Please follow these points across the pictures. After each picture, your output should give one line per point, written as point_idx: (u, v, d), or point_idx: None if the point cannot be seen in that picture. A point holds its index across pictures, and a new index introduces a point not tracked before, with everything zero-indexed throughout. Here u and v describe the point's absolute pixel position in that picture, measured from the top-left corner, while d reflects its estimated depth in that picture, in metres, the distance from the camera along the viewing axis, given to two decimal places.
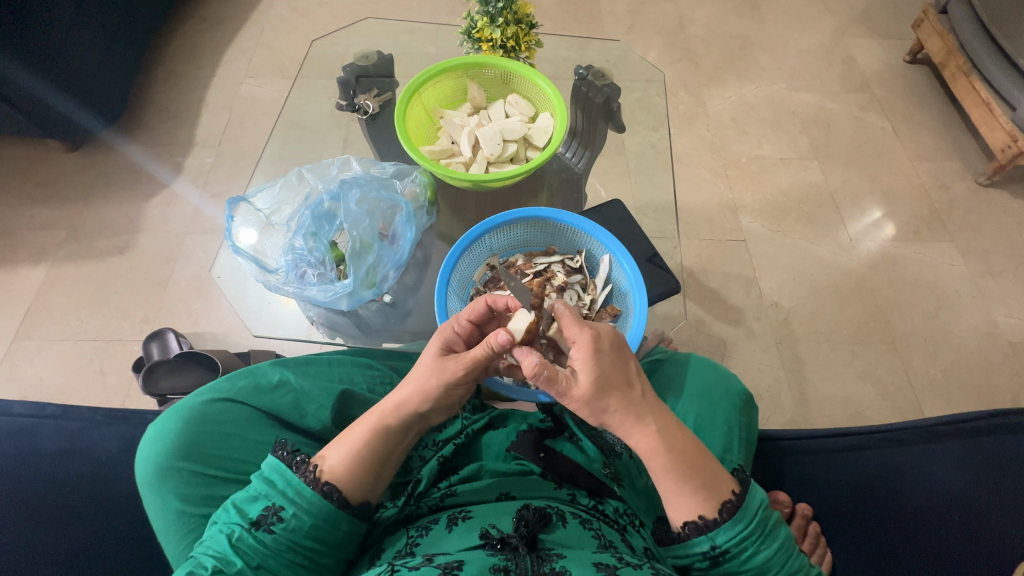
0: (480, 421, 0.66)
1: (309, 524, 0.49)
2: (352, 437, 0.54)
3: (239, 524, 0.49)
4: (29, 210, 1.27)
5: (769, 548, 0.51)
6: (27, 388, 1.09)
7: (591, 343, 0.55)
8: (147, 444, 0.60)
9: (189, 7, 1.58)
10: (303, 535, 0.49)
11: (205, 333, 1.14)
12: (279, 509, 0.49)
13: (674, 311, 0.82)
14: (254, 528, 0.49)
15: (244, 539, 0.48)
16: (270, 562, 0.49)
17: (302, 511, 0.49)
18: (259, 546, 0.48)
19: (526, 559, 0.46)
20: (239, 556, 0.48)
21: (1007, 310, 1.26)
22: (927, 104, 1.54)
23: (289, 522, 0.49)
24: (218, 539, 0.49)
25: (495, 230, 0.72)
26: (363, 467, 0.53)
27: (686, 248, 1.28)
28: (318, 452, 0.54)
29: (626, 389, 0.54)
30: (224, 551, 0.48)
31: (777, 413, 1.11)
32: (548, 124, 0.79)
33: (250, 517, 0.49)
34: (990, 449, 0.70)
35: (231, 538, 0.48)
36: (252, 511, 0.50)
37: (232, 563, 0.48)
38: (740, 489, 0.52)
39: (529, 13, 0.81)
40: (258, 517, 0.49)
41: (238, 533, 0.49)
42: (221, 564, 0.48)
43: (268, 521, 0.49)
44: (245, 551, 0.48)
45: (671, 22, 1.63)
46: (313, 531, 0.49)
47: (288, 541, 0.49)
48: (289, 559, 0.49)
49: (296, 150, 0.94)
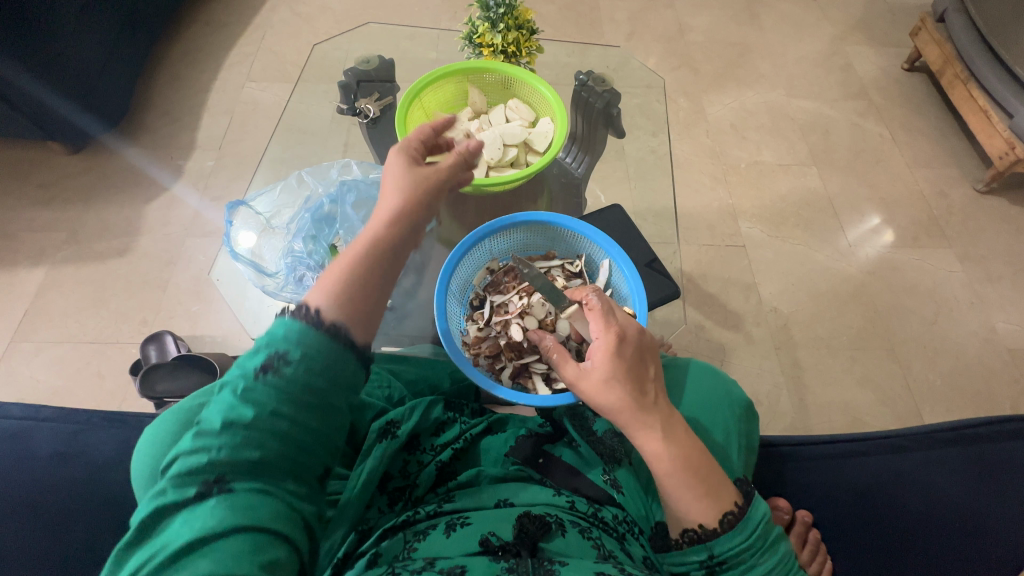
0: (479, 425, 0.66)
1: (321, 361, 0.43)
2: (335, 271, 0.50)
3: (241, 379, 0.41)
4: (30, 212, 1.27)
5: (767, 563, 0.51)
6: (23, 391, 1.08)
7: (614, 343, 0.53)
8: (138, 447, 0.57)
9: (191, 11, 1.59)
10: (318, 371, 0.42)
11: (203, 336, 1.14)
12: (285, 351, 0.42)
13: (673, 317, 0.83)
14: (259, 375, 0.41)
15: (252, 387, 0.41)
16: (285, 405, 0.40)
17: (312, 352, 0.43)
18: (271, 391, 0.41)
19: (526, 567, 0.46)
20: (247, 405, 0.40)
21: (1006, 316, 1.26)
22: (924, 111, 1.55)
23: (300, 360, 0.42)
24: (221, 399, 0.41)
25: (495, 234, 0.72)
26: (349, 294, 0.48)
27: (686, 254, 1.28)
28: (301, 303, 0.48)
29: (640, 396, 0.53)
30: (230, 406, 0.40)
31: (775, 419, 1.11)
32: (549, 129, 0.79)
33: (253, 367, 0.42)
34: (989, 456, 0.70)
35: (236, 392, 0.41)
36: (253, 361, 0.42)
37: (243, 415, 0.39)
38: (744, 501, 0.52)
39: (529, 19, 0.82)
40: (262, 364, 0.42)
41: (243, 385, 0.41)
42: (233, 415, 0.39)
43: (276, 364, 0.42)
44: (254, 398, 0.40)
45: (671, 29, 1.64)
46: (326, 371, 0.43)
47: (303, 379, 0.42)
48: (305, 403, 0.41)
49: (296, 154, 0.95)
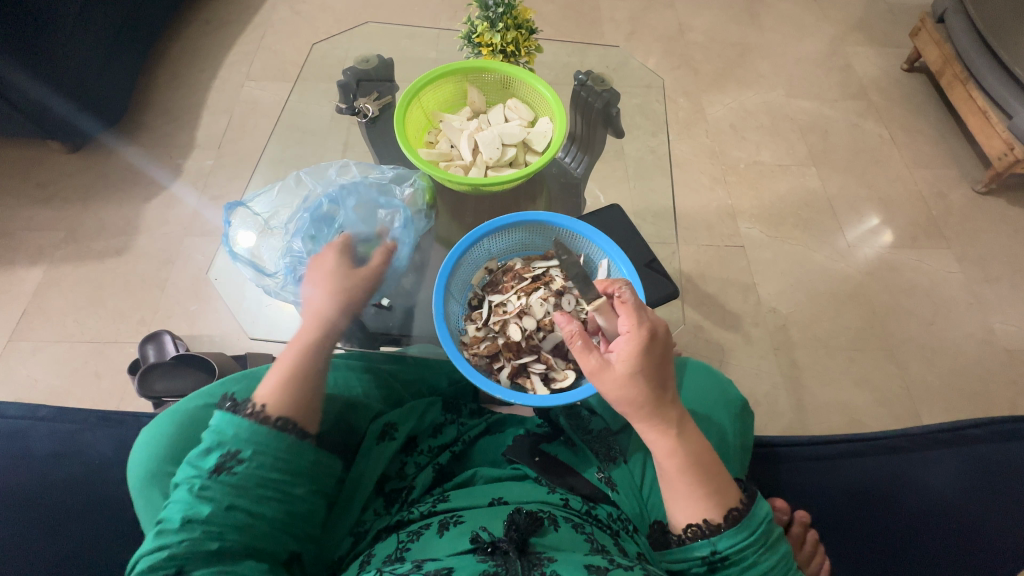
0: (475, 427, 0.68)
1: (272, 456, 0.49)
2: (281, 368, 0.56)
3: (198, 477, 0.47)
4: (28, 211, 1.27)
5: (769, 561, 0.50)
6: (21, 390, 1.08)
7: (644, 343, 0.53)
8: (138, 450, 0.59)
9: (190, 10, 1.59)
10: (270, 466, 0.49)
11: (201, 336, 1.13)
12: (236, 452, 0.48)
13: (671, 317, 0.83)
14: (214, 475, 0.47)
15: (207, 487, 0.47)
16: (240, 500, 0.47)
17: (263, 447, 0.49)
18: (225, 489, 0.47)
19: (516, 563, 0.45)
20: (205, 503, 0.46)
21: (1005, 317, 1.26)
22: (923, 112, 1.55)
23: (251, 460, 0.48)
24: (180, 496, 0.47)
25: (495, 234, 0.72)
26: (299, 388, 0.54)
27: (685, 254, 1.28)
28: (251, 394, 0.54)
29: (661, 395, 0.53)
30: (189, 504, 0.46)
31: (774, 419, 1.11)
32: (547, 129, 0.79)
33: (208, 467, 0.48)
34: (986, 456, 0.70)
35: (194, 490, 0.47)
36: (208, 461, 0.48)
37: (199, 512, 0.46)
38: (746, 500, 0.52)
39: (529, 19, 0.82)
40: (217, 464, 0.48)
41: (199, 483, 0.47)
42: (191, 513, 0.46)
43: (228, 465, 0.48)
44: (210, 496, 0.47)
45: (671, 29, 1.64)
46: (277, 464, 0.49)
47: (256, 476, 0.48)
48: (259, 496, 0.48)
49: (295, 153, 0.95)
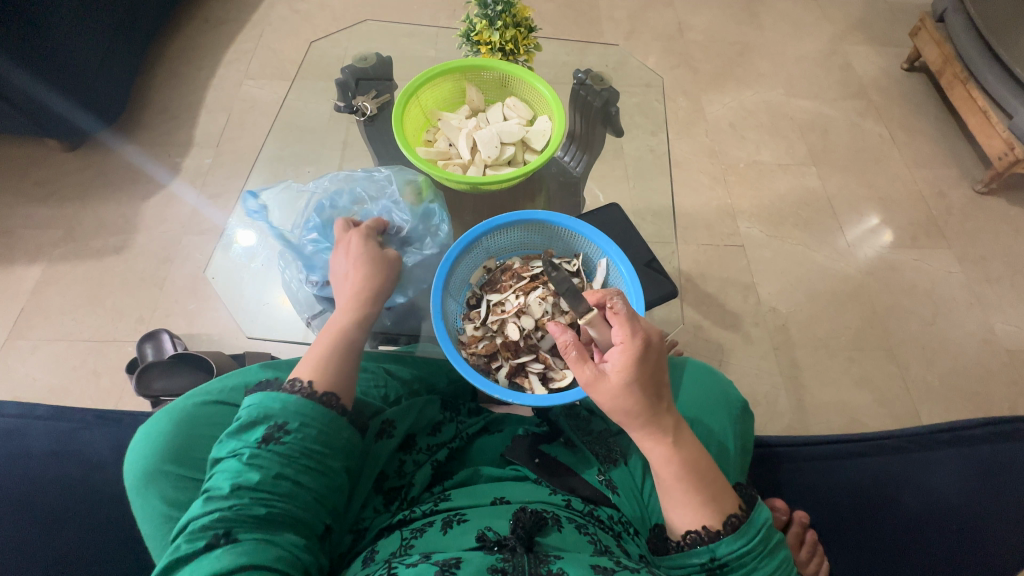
0: (474, 425, 0.68)
1: (316, 429, 0.51)
2: (316, 351, 0.58)
3: (245, 447, 0.48)
4: (27, 209, 1.27)
5: (768, 568, 0.50)
6: (19, 388, 1.08)
7: (639, 351, 0.51)
8: (134, 448, 0.59)
9: (189, 8, 1.58)
10: (313, 439, 0.50)
11: (199, 334, 1.13)
12: (284, 423, 0.50)
13: (671, 317, 0.83)
14: (263, 445, 0.49)
15: (256, 456, 0.48)
16: (287, 470, 0.48)
17: (309, 421, 0.51)
18: (274, 459, 0.48)
19: (523, 559, 0.45)
20: (254, 471, 0.47)
21: (1005, 317, 1.26)
22: (924, 111, 1.55)
23: (297, 431, 0.50)
24: (229, 464, 0.48)
25: (492, 233, 0.71)
26: (337, 366, 0.57)
27: (685, 253, 1.28)
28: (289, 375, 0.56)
29: (656, 403, 0.52)
30: (237, 472, 0.47)
31: (773, 419, 1.11)
32: (546, 128, 0.78)
33: (255, 438, 0.49)
34: (988, 458, 0.70)
35: (242, 459, 0.48)
36: (252, 434, 0.49)
37: (249, 478, 0.47)
38: (746, 507, 0.52)
39: (527, 17, 0.82)
40: (264, 435, 0.49)
41: (248, 453, 0.48)
42: (241, 479, 0.47)
43: (276, 436, 0.49)
44: (260, 465, 0.48)
45: (670, 28, 1.63)
46: (321, 437, 0.51)
47: (301, 448, 0.50)
48: (302, 467, 0.49)
49: (293, 151, 0.94)
